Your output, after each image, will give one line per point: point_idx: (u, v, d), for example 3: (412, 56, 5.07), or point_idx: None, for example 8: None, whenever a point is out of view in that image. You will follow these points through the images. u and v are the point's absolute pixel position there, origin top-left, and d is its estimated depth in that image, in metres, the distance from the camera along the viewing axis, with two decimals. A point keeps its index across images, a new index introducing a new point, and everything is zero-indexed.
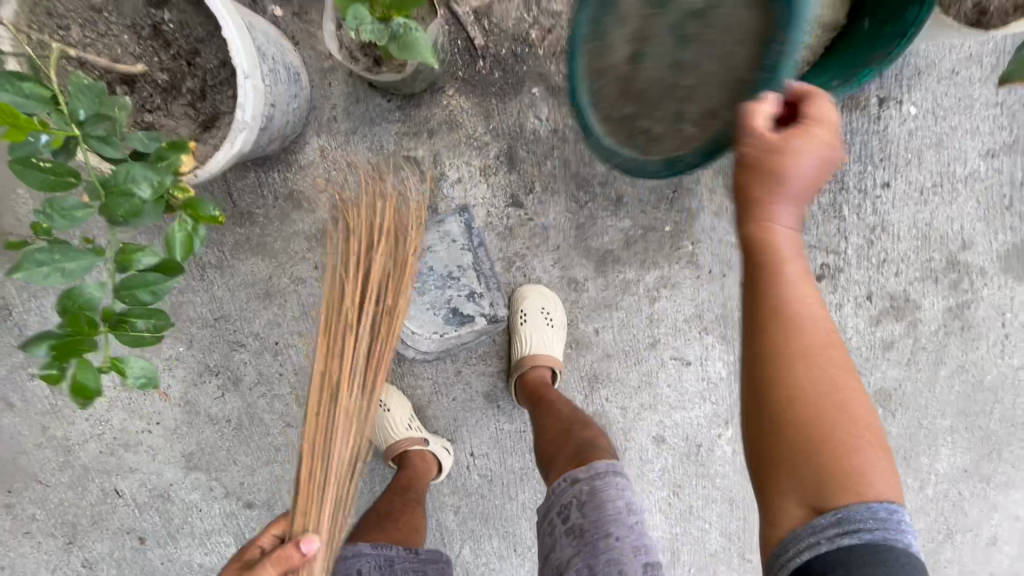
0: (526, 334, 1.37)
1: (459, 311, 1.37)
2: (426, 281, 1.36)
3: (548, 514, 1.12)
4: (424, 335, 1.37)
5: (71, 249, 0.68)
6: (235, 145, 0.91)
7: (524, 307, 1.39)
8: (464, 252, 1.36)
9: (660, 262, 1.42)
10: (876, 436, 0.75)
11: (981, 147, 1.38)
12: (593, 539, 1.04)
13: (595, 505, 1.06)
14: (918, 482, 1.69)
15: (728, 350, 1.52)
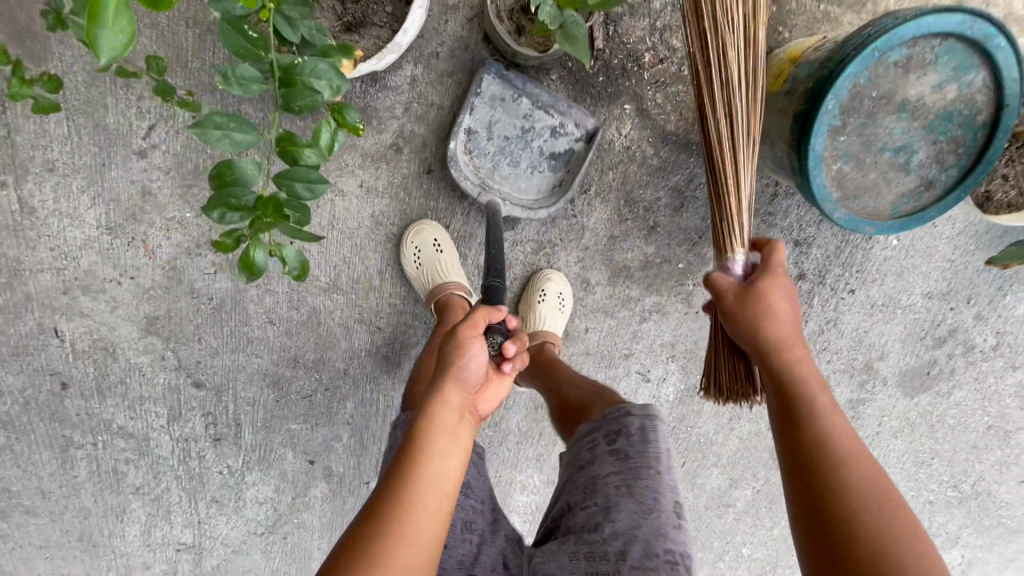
0: (540, 312, 1.50)
1: (556, 153, 1.38)
2: (514, 152, 1.37)
3: (594, 436, 1.21)
4: (542, 192, 1.41)
5: (245, 122, 0.68)
6: (382, 61, 0.96)
7: (546, 285, 1.52)
8: (517, 100, 1.32)
9: (662, 290, 1.60)
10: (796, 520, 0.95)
11: (926, 288, 1.69)
12: (637, 463, 1.13)
13: (641, 438, 1.16)
14: (772, 522, 2.07)
15: (683, 380, 1.73)
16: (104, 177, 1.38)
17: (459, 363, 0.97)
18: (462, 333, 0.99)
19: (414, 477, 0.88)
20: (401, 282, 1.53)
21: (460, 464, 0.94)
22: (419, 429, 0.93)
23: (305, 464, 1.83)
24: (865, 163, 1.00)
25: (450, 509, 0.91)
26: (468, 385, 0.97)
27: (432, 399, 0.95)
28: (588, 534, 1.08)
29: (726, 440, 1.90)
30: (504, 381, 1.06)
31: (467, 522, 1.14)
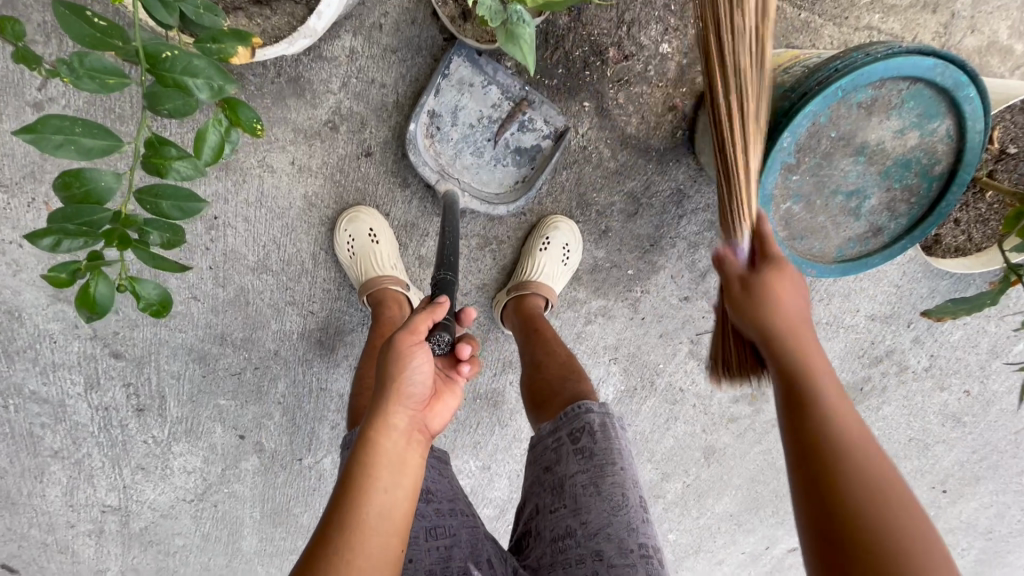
0: (541, 261, 1.40)
1: (522, 148, 1.30)
2: (479, 142, 1.28)
3: (557, 433, 1.11)
4: (506, 188, 1.34)
5: (98, 125, 0.59)
6: (293, 45, 0.96)
7: (550, 234, 1.41)
8: (487, 88, 1.24)
9: (609, 295, 1.56)
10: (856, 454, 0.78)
11: (870, 310, 1.70)
12: (602, 462, 1.04)
13: (604, 436, 1.08)
14: (698, 513, 2.10)
15: (623, 381, 1.72)
16: None
17: (402, 379, 0.81)
18: (402, 341, 0.82)
19: (352, 519, 0.74)
20: (336, 268, 1.45)
21: (411, 498, 0.80)
22: (358, 462, 0.77)
23: (233, 439, 1.75)
24: (816, 205, 0.96)
25: (402, 546, 0.78)
26: (416, 402, 0.82)
27: (374, 424, 0.79)
28: (560, 538, 1.01)
29: (662, 438, 1.90)
30: (457, 392, 0.89)
31: (432, 528, 1.01)
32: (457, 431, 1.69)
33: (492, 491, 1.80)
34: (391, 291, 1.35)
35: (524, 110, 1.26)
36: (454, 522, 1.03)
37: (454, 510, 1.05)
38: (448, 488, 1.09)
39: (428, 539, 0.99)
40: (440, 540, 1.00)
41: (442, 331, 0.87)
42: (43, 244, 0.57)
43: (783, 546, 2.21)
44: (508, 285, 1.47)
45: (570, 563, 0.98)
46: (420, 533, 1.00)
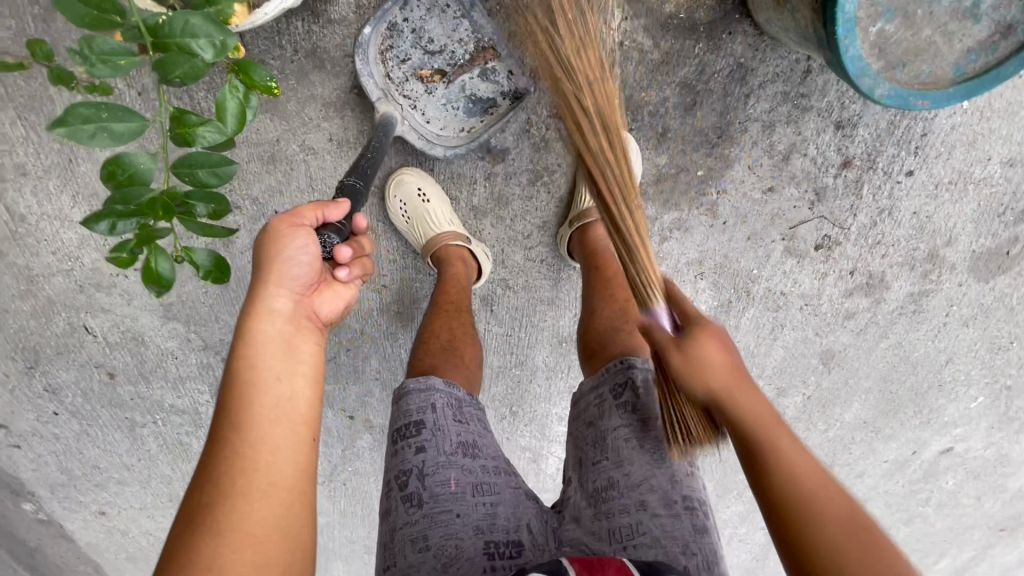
0: None
1: (477, 96, 1.27)
2: (432, 75, 1.25)
3: (600, 390, 1.08)
4: (450, 135, 1.30)
5: (124, 111, 0.60)
6: None
7: None
8: (458, 19, 1.20)
9: (682, 204, 1.42)
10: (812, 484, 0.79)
11: (1006, 155, 1.42)
12: (646, 416, 1.02)
13: (648, 391, 1.04)
14: (825, 425, 2.06)
15: (715, 297, 1.61)
16: (74, 172, 1.32)
17: (282, 261, 0.84)
18: (278, 225, 0.85)
19: (249, 420, 0.76)
20: (397, 236, 1.47)
21: (315, 384, 0.84)
22: (243, 354, 0.80)
23: (345, 420, 1.85)
24: (914, 18, 0.81)
25: (315, 437, 0.81)
26: (297, 285, 0.85)
27: (252, 314, 0.82)
28: (603, 490, 1.00)
29: (770, 351, 1.78)
30: (345, 288, 0.92)
31: (478, 484, 1.01)
32: (551, 379, 1.66)
33: None
34: (454, 247, 1.36)
35: (489, 58, 1.24)
36: (500, 482, 1.03)
37: (500, 469, 1.05)
38: (494, 445, 1.09)
39: (475, 494, 0.99)
40: (485, 496, 1.00)
41: (330, 230, 0.89)
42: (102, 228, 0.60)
43: (933, 448, 2.08)
44: (568, 217, 1.39)
45: (613, 514, 0.97)
46: (467, 489, 0.99)
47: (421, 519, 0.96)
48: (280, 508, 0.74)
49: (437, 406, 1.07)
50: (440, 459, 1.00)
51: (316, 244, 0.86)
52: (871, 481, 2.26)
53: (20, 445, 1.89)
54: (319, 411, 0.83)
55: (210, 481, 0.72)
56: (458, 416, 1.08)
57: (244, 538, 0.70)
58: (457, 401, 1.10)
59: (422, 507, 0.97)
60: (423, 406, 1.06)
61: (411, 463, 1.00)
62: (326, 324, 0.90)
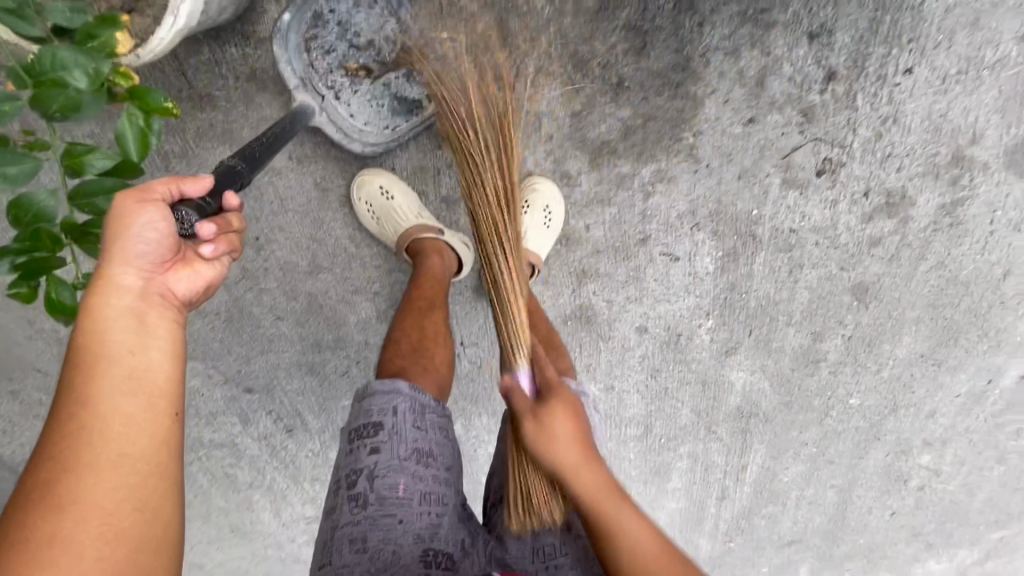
0: (522, 225, 1.32)
1: (403, 97, 1.27)
2: (356, 72, 1.24)
3: None
4: (373, 131, 1.29)
5: (7, 151, 0.61)
6: (179, 18, 0.96)
7: (529, 197, 1.32)
8: (387, 16, 1.20)
9: (658, 155, 1.35)
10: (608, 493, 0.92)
11: (1017, 28, 1.26)
12: None
13: None
14: (878, 366, 1.90)
15: (718, 246, 1.52)
16: None
17: (129, 236, 0.76)
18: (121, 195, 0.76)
19: (94, 396, 0.72)
20: (377, 242, 1.48)
21: (174, 359, 0.79)
22: (86, 333, 0.75)
23: None
24: None
25: (179, 412, 0.78)
26: (148, 259, 0.78)
27: (96, 287, 0.77)
28: (531, 507, 1.12)
29: (794, 295, 1.66)
30: (207, 266, 0.85)
31: (427, 492, 1.05)
32: None
33: None
34: (427, 241, 1.34)
35: (417, 59, 1.24)
36: (445, 491, 1.08)
37: (450, 479, 1.10)
38: (450, 453, 1.12)
39: (422, 503, 1.04)
40: (432, 505, 1.04)
41: (189, 206, 0.79)
42: None
43: (1010, 374, 1.95)
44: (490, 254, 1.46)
45: (539, 534, 1.11)
46: (415, 496, 1.04)
47: (363, 521, 1.01)
48: (135, 481, 0.71)
49: (399, 410, 1.09)
50: (392, 463, 1.04)
51: (168, 219, 0.78)
52: (945, 419, 2.07)
53: None
54: (181, 386, 0.79)
55: (42, 455, 0.68)
56: (418, 421, 1.10)
57: (92, 513, 0.67)
58: (421, 405, 1.11)
59: (365, 508, 1.02)
60: (384, 408, 1.08)
61: (363, 464, 1.05)
62: (184, 303, 0.84)
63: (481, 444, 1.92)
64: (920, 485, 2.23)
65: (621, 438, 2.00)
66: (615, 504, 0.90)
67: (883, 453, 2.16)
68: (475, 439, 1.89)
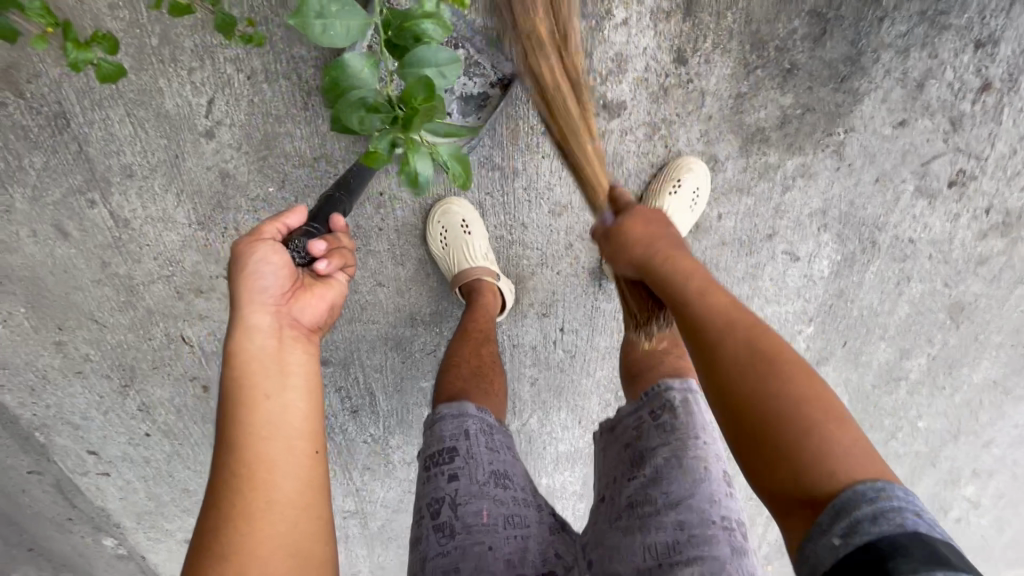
0: (670, 204, 1.30)
1: (468, 95, 1.22)
2: None
3: (638, 412, 1.07)
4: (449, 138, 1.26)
5: (347, 4, 0.66)
6: None
7: (680, 176, 1.31)
8: None
9: (806, 148, 1.34)
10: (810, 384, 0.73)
11: None
12: (684, 437, 1.00)
13: (688, 412, 1.03)
14: (952, 389, 1.91)
15: (839, 249, 1.52)
16: (181, 168, 1.28)
17: (249, 275, 0.79)
18: (243, 242, 0.80)
19: (246, 434, 0.73)
20: (504, 211, 1.40)
21: (306, 396, 0.78)
22: (233, 375, 0.76)
23: None
24: None
25: (319, 447, 0.78)
26: (272, 296, 0.80)
27: (234, 331, 0.78)
28: (639, 505, 0.96)
29: (894, 308, 1.67)
30: (326, 287, 0.86)
31: (510, 516, 0.98)
32: None
33: None
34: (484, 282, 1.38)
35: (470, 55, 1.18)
36: (528, 513, 1.01)
37: (528, 501, 1.03)
38: (522, 475, 1.06)
39: (506, 526, 0.96)
40: (517, 528, 0.97)
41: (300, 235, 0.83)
42: (356, 122, 0.72)
43: None
44: None
45: (649, 530, 0.93)
46: (499, 521, 0.96)
47: (453, 551, 0.93)
48: (289, 525, 0.71)
49: (471, 432, 1.05)
50: (473, 487, 0.98)
51: (281, 252, 0.81)
52: (998, 450, 2.08)
53: (111, 471, 1.83)
54: (317, 422, 0.79)
55: (212, 499, 0.70)
56: (489, 442, 1.05)
57: (257, 557, 0.68)
58: (489, 427, 1.08)
59: (454, 538, 0.94)
60: (457, 432, 1.04)
61: (444, 491, 0.98)
62: (311, 328, 0.84)
63: (553, 441, 1.83)
64: (959, 516, 2.25)
65: None
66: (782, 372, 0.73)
67: (933, 481, 2.16)
68: (549, 435, 1.79)
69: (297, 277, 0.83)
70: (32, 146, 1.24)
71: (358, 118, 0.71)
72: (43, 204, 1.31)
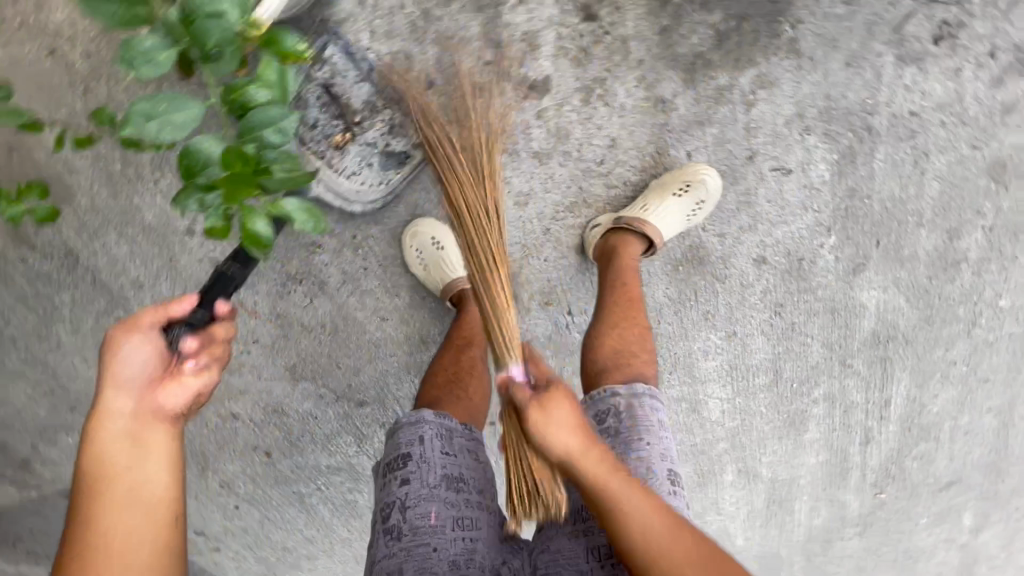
0: (669, 203, 1.30)
1: (389, 152, 1.28)
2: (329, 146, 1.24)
3: (583, 416, 1.16)
4: (368, 188, 1.30)
5: (175, 98, 0.56)
6: None
7: (687, 178, 1.31)
8: (360, 84, 1.23)
9: (756, 57, 1.27)
10: (657, 529, 0.85)
11: None
12: (627, 439, 1.10)
13: (631, 415, 1.13)
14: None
15: (832, 149, 1.40)
16: (176, 265, 1.39)
17: (117, 362, 0.82)
18: (116, 329, 0.84)
19: (97, 515, 0.76)
20: None
21: (166, 470, 0.81)
22: (88, 456, 0.79)
23: None
24: None
25: (179, 527, 0.81)
26: (136, 385, 0.82)
27: (93, 413, 0.81)
28: (583, 508, 1.05)
29: (922, 190, 1.51)
30: (194, 377, 0.85)
31: (460, 518, 1.04)
32: (676, 310, 1.63)
33: (752, 357, 1.77)
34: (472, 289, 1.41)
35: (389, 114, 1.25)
36: (479, 514, 1.07)
37: (483, 501, 1.09)
38: (480, 473, 1.11)
39: (455, 528, 1.03)
40: (466, 530, 1.03)
41: (180, 326, 0.89)
42: (188, 206, 0.60)
43: None
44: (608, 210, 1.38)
45: (593, 533, 1.03)
46: (449, 522, 1.03)
47: (399, 553, 1.01)
48: None
49: (426, 438, 1.08)
50: (423, 492, 1.03)
51: (153, 345, 0.85)
52: None
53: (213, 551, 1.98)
54: (178, 494, 0.81)
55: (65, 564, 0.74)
56: (446, 447, 1.10)
57: None
58: (448, 431, 1.11)
59: (400, 540, 1.02)
60: (411, 439, 1.08)
61: (395, 496, 1.04)
62: (178, 414, 0.84)
63: None
64: None
65: (749, 391, 1.85)
66: (710, 574, 0.82)
67: None
68: None
69: (169, 364, 0.86)
70: (59, 283, 1.41)
71: (193, 201, 0.60)
72: (81, 331, 1.47)
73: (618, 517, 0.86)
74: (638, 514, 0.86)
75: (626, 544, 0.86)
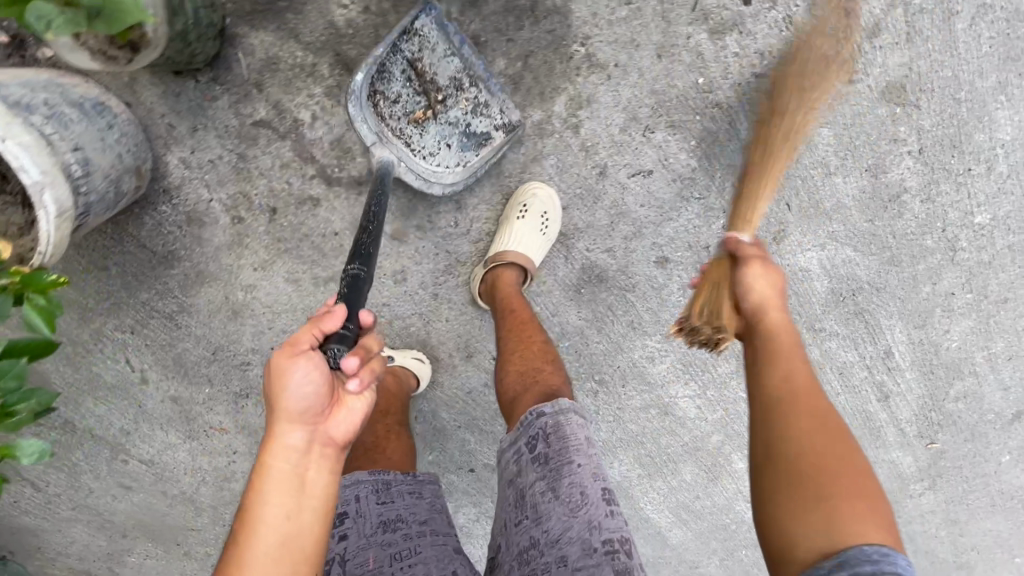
0: (517, 228, 1.37)
1: (471, 131, 1.33)
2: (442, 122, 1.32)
3: (518, 443, 1.16)
4: (446, 170, 1.33)
5: None
6: (49, 207, 0.97)
7: (524, 202, 1.39)
8: (450, 58, 1.29)
9: (560, 83, 1.36)
10: (829, 443, 0.84)
11: None
12: (558, 465, 1.09)
13: (557, 438, 1.12)
14: (985, 166, 1.45)
15: (684, 138, 1.39)
16: (141, 416, 1.60)
17: (285, 390, 0.78)
18: (278, 357, 0.79)
19: (250, 556, 0.74)
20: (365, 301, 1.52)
21: (318, 516, 0.79)
22: (251, 494, 0.77)
23: (470, 474, 1.75)
24: None
25: None
26: (309, 415, 0.79)
27: (263, 445, 0.79)
28: (524, 550, 1.07)
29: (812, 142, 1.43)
30: (358, 400, 0.84)
31: (397, 554, 1.10)
32: (599, 328, 1.56)
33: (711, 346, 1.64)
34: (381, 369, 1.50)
35: (438, 108, 1.32)
36: (421, 543, 1.12)
37: (426, 531, 1.14)
38: (424, 512, 1.19)
39: (393, 564, 1.08)
40: (404, 565, 1.08)
41: (333, 344, 0.84)
42: None
43: None
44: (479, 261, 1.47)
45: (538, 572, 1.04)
46: (386, 562, 1.09)
47: None
48: None
49: (362, 496, 1.16)
50: (359, 542, 1.11)
51: (316, 367, 0.79)
52: None
53: None
54: (321, 544, 0.79)
55: None
56: (383, 497, 1.18)
57: None
58: (382, 484, 1.19)
59: None
60: (349, 498, 1.16)
61: (335, 551, 1.10)
62: (345, 443, 0.83)
63: None
64: None
65: None
66: (840, 450, 0.83)
67: None
68: None
69: (333, 390, 0.82)
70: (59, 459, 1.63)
71: None
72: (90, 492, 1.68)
73: (817, 413, 0.87)
74: (806, 402, 0.89)
75: (785, 455, 0.84)
